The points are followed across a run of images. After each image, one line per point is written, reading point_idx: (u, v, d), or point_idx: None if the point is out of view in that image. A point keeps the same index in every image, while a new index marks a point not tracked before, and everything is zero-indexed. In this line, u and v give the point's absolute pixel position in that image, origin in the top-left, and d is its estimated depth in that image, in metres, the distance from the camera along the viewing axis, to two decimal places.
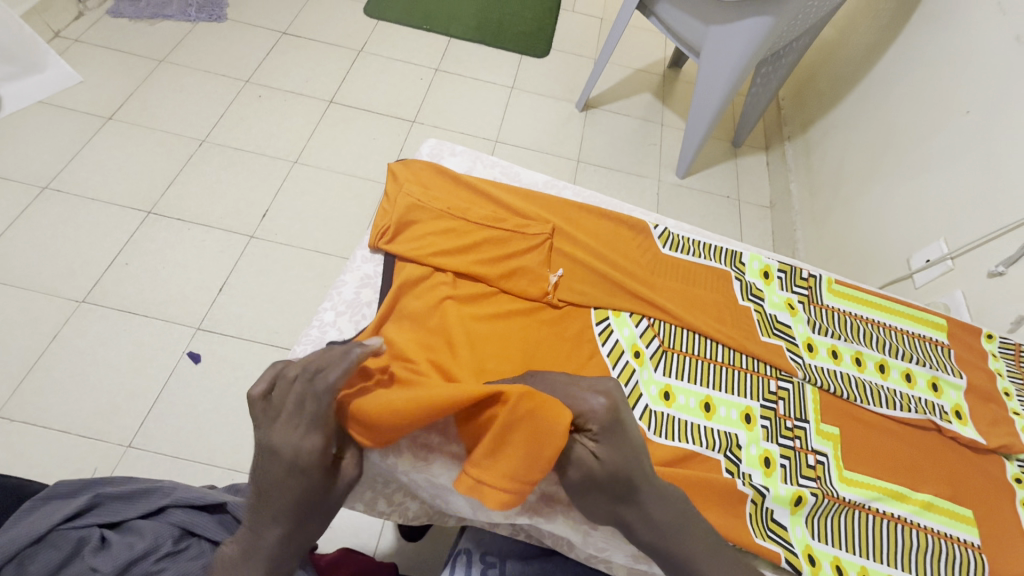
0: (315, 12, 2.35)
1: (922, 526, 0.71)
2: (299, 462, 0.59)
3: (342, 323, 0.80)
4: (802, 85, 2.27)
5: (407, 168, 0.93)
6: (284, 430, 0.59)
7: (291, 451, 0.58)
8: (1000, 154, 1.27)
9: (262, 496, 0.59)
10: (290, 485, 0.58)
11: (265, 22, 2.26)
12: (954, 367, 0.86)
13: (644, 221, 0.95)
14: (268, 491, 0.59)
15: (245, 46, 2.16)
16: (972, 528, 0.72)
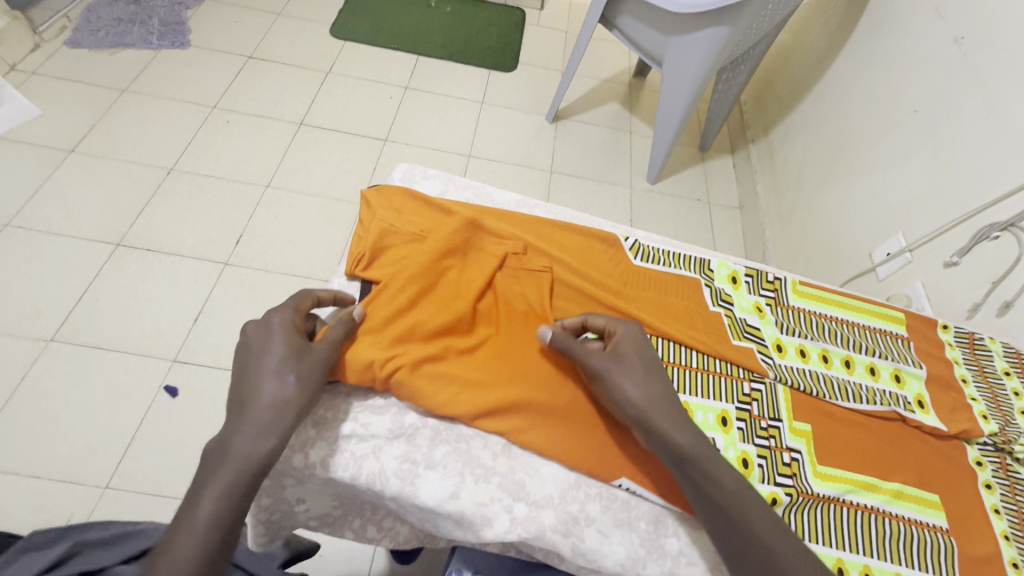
0: (280, 35, 2.35)
1: (893, 514, 0.74)
2: (294, 355, 0.64)
3: None
4: (761, 90, 2.36)
5: (379, 194, 0.93)
6: (287, 328, 0.67)
7: (276, 321, 0.67)
8: (947, 151, 1.34)
9: (244, 369, 0.63)
10: (266, 346, 0.64)
11: (229, 47, 2.24)
12: (914, 358, 0.90)
13: (614, 234, 0.98)
14: (248, 364, 0.64)
15: (210, 72, 2.14)
16: (940, 512, 0.75)
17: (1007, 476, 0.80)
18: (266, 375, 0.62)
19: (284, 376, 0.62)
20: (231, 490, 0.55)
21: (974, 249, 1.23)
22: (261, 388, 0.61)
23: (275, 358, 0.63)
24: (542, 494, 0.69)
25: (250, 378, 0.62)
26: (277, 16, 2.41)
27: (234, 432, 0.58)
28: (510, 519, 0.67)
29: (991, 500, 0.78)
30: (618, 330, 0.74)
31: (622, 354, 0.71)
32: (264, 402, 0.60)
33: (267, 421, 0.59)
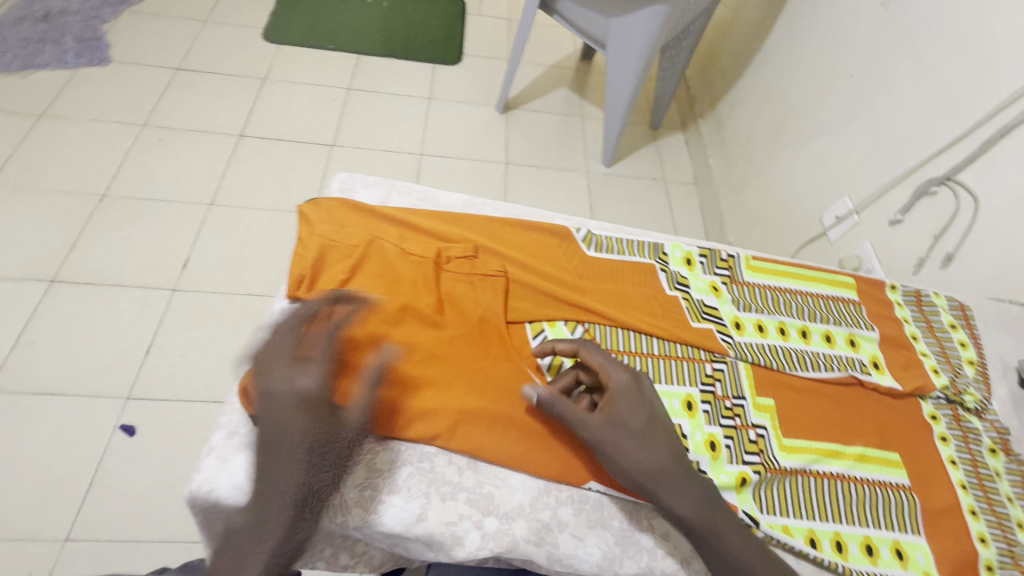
0: (209, 43, 2.22)
1: (858, 478, 0.76)
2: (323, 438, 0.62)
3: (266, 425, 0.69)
4: (705, 64, 2.38)
5: (318, 208, 0.89)
6: (316, 401, 0.62)
7: (303, 396, 0.62)
8: (883, 113, 1.38)
9: (270, 448, 0.60)
10: (297, 425, 0.60)
11: (154, 60, 2.11)
12: (866, 321, 0.92)
13: (565, 226, 0.96)
14: (275, 443, 0.60)
15: (136, 89, 2.01)
16: (901, 471, 0.77)
17: (960, 426, 0.83)
18: (295, 461, 0.59)
19: (314, 460, 0.60)
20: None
21: (916, 205, 1.27)
22: (291, 473, 0.59)
23: (307, 444, 0.60)
24: (512, 505, 0.67)
25: (281, 463, 0.59)
26: (204, 24, 2.28)
27: (264, 522, 0.57)
28: (481, 535, 0.65)
29: (947, 452, 0.80)
30: (612, 382, 0.67)
31: (617, 416, 0.65)
32: (296, 494, 0.58)
33: (295, 513, 0.58)
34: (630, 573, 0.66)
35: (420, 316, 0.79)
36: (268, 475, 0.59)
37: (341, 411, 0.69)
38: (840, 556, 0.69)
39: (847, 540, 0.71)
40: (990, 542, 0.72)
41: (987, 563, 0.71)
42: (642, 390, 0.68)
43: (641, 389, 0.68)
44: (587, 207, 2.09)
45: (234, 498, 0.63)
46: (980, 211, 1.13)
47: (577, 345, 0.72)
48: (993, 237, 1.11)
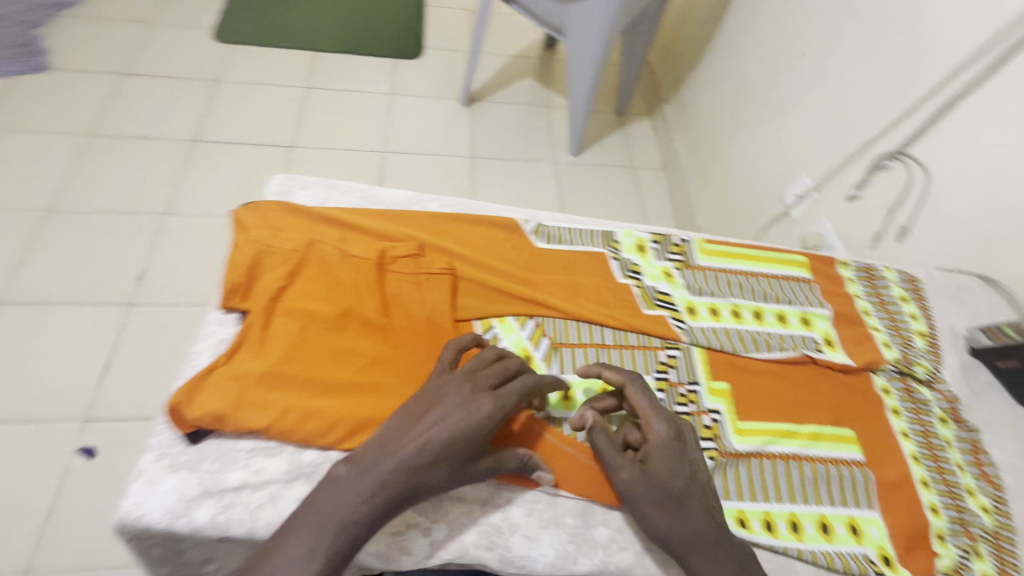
0: (156, 45, 2.13)
1: (812, 457, 0.75)
2: (462, 450, 0.61)
3: (207, 447, 0.66)
4: (666, 49, 2.36)
5: (254, 212, 0.84)
6: (486, 419, 0.62)
7: (472, 411, 0.62)
8: (836, 90, 1.38)
9: (411, 428, 0.61)
10: (453, 419, 0.61)
11: (97, 65, 2.02)
12: (818, 298, 0.92)
13: (513, 219, 0.93)
14: (424, 428, 0.61)
15: (80, 96, 1.92)
16: (855, 446, 0.77)
17: (912, 399, 0.83)
18: (422, 462, 0.59)
19: (433, 468, 0.59)
20: (330, 558, 0.54)
21: (871, 179, 1.27)
22: (410, 457, 0.59)
23: (444, 446, 0.60)
24: (461, 510, 0.66)
25: (416, 445, 0.60)
26: (149, 25, 2.19)
27: (360, 493, 0.57)
28: (430, 543, 0.63)
29: (899, 424, 0.80)
30: (653, 436, 0.66)
31: (652, 471, 0.63)
32: (404, 482, 0.58)
33: (389, 505, 0.57)
34: (584, 570, 0.65)
35: (365, 320, 0.77)
36: (384, 452, 0.60)
37: (278, 421, 0.66)
38: (796, 536, 0.69)
39: (802, 519, 0.71)
40: (941, 512, 0.73)
41: (939, 532, 0.72)
42: (682, 446, 0.65)
43: (682, 447, 0.65)
44: (555, 198, 2.07)
45: (165, 522, 0.60)
46: (931, 184, 1.14)
47: (622, 380, 0.71)
48: (944, 209, 1.13)
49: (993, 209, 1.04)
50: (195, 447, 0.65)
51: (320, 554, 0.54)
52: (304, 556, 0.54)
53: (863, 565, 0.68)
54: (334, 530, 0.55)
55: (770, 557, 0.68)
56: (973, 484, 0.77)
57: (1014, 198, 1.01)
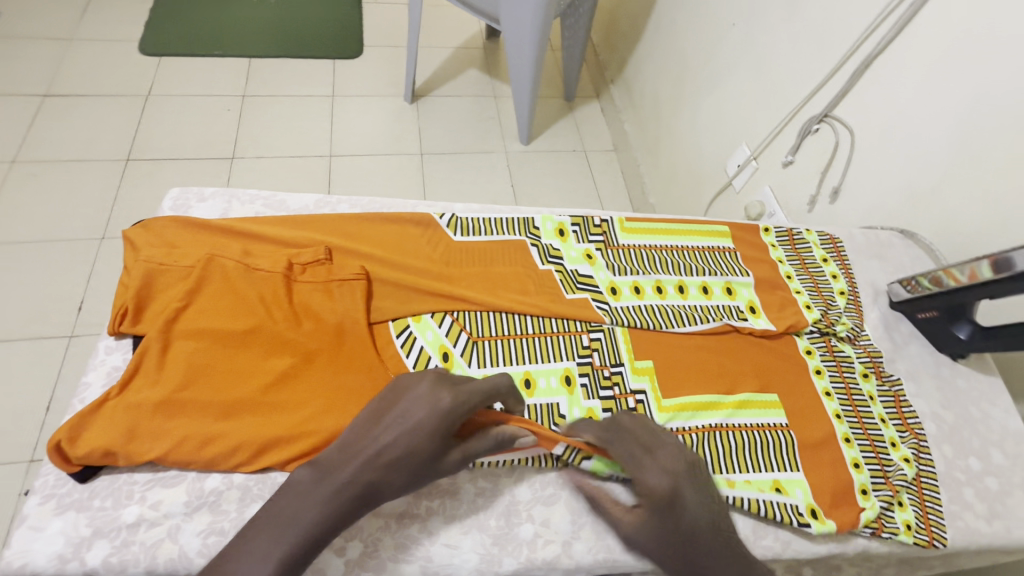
0: (79, 63, 2.02)
1: (738, 426, 0.75)
2: (426, 447, 0.59)
3: (100, 485, 0.63)
4: (608, 28, 2.32)
5: (147, 230, 0.81)
6: (446, 414, 0.60)
7: (437, 408, 0.60)
8: (765, 57, 1.38)
9: (377, 430, 0.59)
10: (416, 417, 0.59)
11: (17, 88, 1.91)
12: (741, 267, 0.92)
13: (428, 214, 0.91)
14: (390, 428, 0.59)
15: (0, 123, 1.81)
16: (779, 411, 0.77)
17: (834, 357, 0.84)
18: (385, 464, 0.57)
19: (393, 469, 0.57)
20: (287, 561, 0.52)
21: (803, 144, 1.28)
22: (375, 458, 0.57)
23: (410, 445, 0.58)
24: (376, 524, 0.63)
25: (382, 443, 0.58)
26: (70, 42, 2.06)
27: (318, 497, 0.55)
28: (344, 563, 0.61)
29: (822, 384, 0.81)
30: (647, 486, 0.62)
31: (649, 527, 0.61)
32: (368, 482, 0.57)
33: (350, 507, 0.56)
34: (509, 570, 0.63)
35: (271, 332, 0.73)
36: (343, 456, 0.58)
37: (173, 450, 0.63)
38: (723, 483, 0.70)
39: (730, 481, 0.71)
40: (864, 467, 0.74)
41: (862, 487, 0.73)
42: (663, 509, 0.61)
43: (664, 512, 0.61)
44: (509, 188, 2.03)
45: (53, 569, 0.58)
46: (857, 143, 1.15)
47: (602, 438, 0.66)
48: (870, 168, 1.13)
49: (914, 163, 1.05)
50: (88, 484, 0.63)
51: (275, 556, 0.52)
52: (260, 558, 0.52)
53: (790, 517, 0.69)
54: (292, 533, 0.53)
55: None
56: (896, 436, 0.78)
57: (931, 150, 1.01)
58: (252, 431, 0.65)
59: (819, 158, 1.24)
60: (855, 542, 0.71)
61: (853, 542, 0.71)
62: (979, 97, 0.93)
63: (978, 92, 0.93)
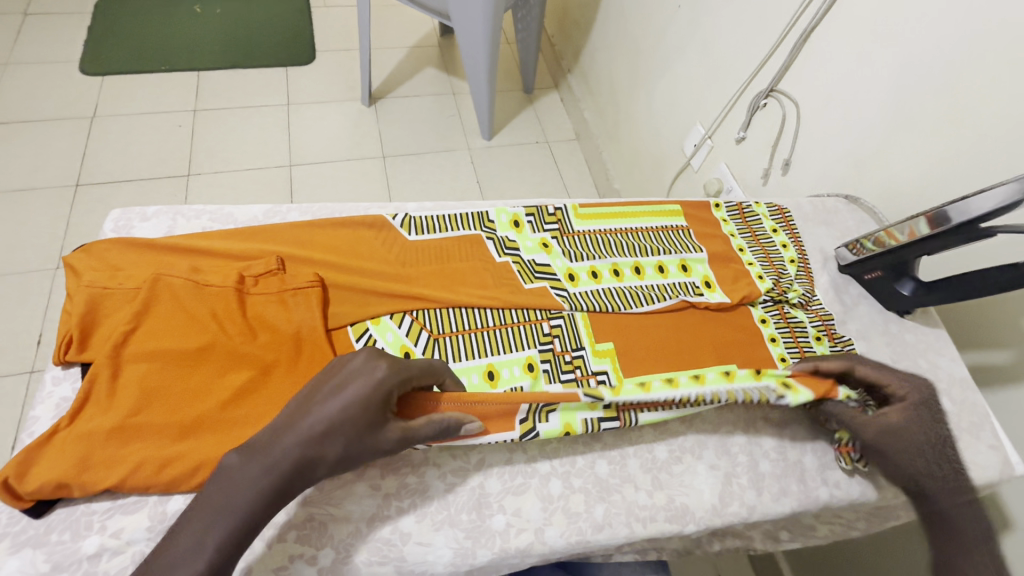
0: (17, 88, 1.93)
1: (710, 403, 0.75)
2: (360, 421, 0.58)
3: (56, 519, 0.62)
4: (561, 18, 2.32)
5: (88, 255, 0.79)
6: (381, 386, 0.60)
7: (374, 382, 0.59)
8: (711, 37, 1.40)
9: (311, 406, 0.58)
10: (352, 390, 0.58)
11: None
12: (694, 244, 0.95)
13: (380, 215, 0.90)
14: (323, 402, 0.58)
15: None
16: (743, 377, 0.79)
17: (787, 322, 0.87)
18: (317, 435, 0.56)
19: (330, 440, 0.57)
20: (224, 545, 0.51)
21: (753, 119, 1.30)
22: (306, 431, 0.56)
23: (343, 419, 0.57)
24: (347, 530, 0.63)
25: (312, 416, 0.57)
26: (5, 67, 1.98)
27: (252, 479, 0.53)
28: (317, 571, 0.61)
29: (777, 351, 0.84)
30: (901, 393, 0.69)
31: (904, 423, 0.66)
32: (301, 456, 0.55)
33: (285, 483, 0.54)
34: (483, 561, 0.64)
35: (225, 348, 0.72)
36: (276, 432, 0.56)
37: (130, 475, 0.62)
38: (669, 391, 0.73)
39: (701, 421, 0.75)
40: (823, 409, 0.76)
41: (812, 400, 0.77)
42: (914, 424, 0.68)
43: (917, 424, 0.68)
44: (475, 184, 2.03)
45: None
46: (802, 114, 1.17)
47: (847, 361, 0.75)
48: (814, 138, 1.15)
49: (855, 131, 1.07)
50: (42, 519, 0.61)
51: (210, 542, 0.50)
52: (193, 547, 0.50)
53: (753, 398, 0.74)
54: (227, 519, 0.51)
55: (666, 505, 0.69)
56: None
57: (868, 117, 1.04)
58: (212, 448, 0.64)
59: (769, 131, 1.27)
60: (817, 498, 0.74)
61: (814, 498, 0.73)
62: (908, 64, 0.95)
63: (906, 58, 0.95)
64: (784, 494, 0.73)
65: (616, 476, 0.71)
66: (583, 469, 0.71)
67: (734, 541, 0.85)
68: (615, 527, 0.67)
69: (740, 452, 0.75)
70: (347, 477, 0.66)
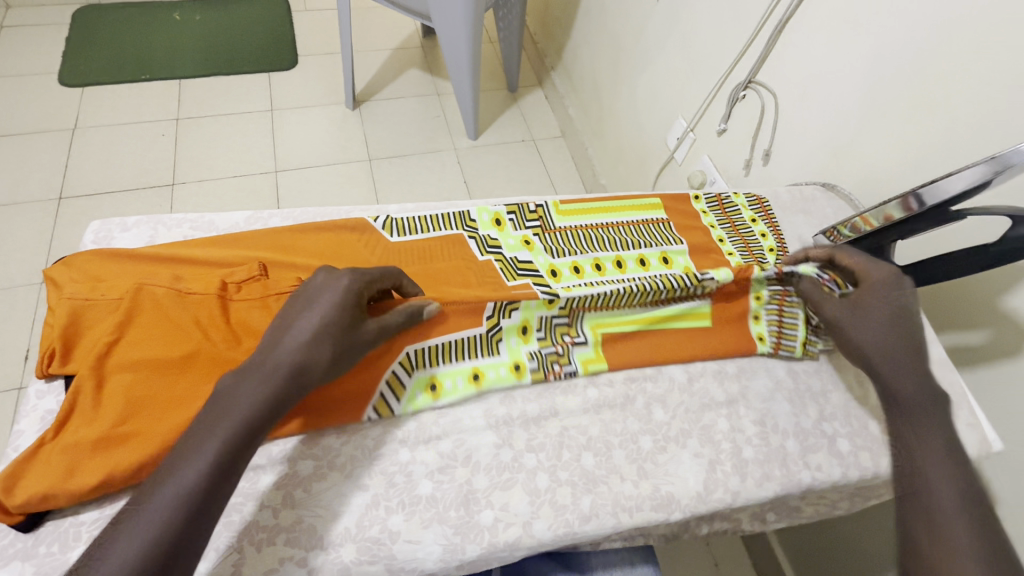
0: None
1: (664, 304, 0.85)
2: (340, 320, 0.64)
3: (43, 533, 0.62)
4: (542, 16, 2.33)
5: (68, 267, 0.78)
6: (349, 292, 0.66)
7: (342, 287, 0.66)
8: (689, 31, 1.41)
9: (287, 318, 0.63)
10: (328, 294, 0.65)
11: None
12: (674, 237, 0.96)
13: (362, 218, 0.91)
14: (302, 310, 0.64)
15: None
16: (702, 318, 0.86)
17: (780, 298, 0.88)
18: (309, 343, 0.61)
19: (318, 343, 0.62)
20: (233, 439, 0.55)
21: (733, 110, 1.31)
22: (294, 339, 0.61)
23: (320, 319, 0.63)
24: (336, 531, 0.64)
25: (296, 325, 0.62)
26: None
27: (248, 391, 0.57)
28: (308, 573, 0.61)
29: (757, 329, 0.87)
30: (867, 276, 0.77)
31: (862, 302, 0.75)
32: (293, 362, 0.60)
33: (283, 390, 0.59)
34: (473, 556, 0.64)
35: (211, 355, 0.72)
36: (268, 345, 0.61)
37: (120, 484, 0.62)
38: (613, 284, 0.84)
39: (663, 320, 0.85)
40: (762, 319, 0.87)
41: (755, 313, 0.88)
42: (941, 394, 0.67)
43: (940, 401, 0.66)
44: (462, 184, 2.03)
45: None
46: (779, 105, 1.18)
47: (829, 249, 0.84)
48: (793, 127, 1.17)
49: (831, 119, 1.08)
50: (32, 534, 0.62)
51: (211, 445, 0.54)
52: (197, 452, 0.54)
53: (697, 286, 0.83)
54: (227, 428, 0.55)
55: (651, 494, 0.70)
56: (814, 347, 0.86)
57: (844, 105, 1.05)
58: None
59: (748, 122, 1.28)
60: (801, 481, 0.75)
61: (797, 482, 0.75)
62: (880, 52, 0.96)
63: (877, 47, 0.96)
64: (768, 479, 0.74)
65: (602, 468, 0.72)
66: (569, 462, 0.72)
67: (724, 527, 0.86)
68: (602, 518, 0.68)
69: (723, 439, 0.76)
70: (336, 479, 0.67)
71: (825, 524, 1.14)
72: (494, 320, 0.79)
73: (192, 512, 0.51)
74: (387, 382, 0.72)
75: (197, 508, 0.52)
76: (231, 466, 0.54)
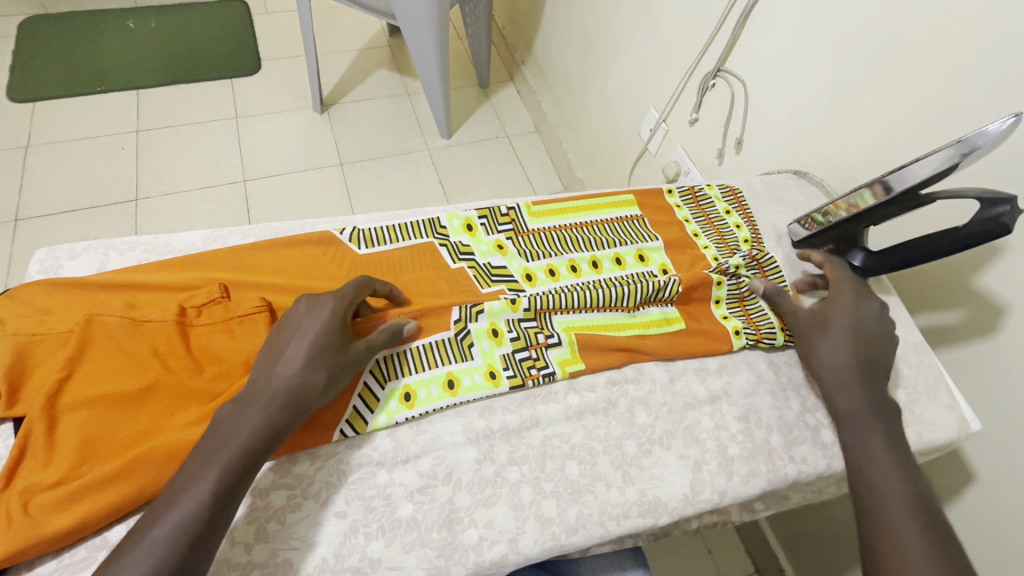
0: None
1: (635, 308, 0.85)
2: (329, 346, 0.63)
3: None
4: (510, 10, 2.29)
5: (13, 301, 0.74)
6: (332, 317, 0.65)
7: (325, 314, 0.65)
8: (657, 21, 1.40)
9: (275, 346, 0.63)
10: (313, 320, 0.64)
11: None
12: (649, 233, 0.95)
13: (327, 231, 0.88)
14: (289, 337, 0.63)
15: None
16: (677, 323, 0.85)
17: (740, 289, 0.89)
18: (306, 369, 0.61)
19: (312, 367, 0.61)
20: (233, 467, 0.55)
21: (703, 100, 1.30)
22: (290, 366, 0.61)
23: (310, 349, 0.62)
24: (314, 563, 0.61)
25: (289, 351, 0.62)
26: None
27: (249, 418, 0.57)
28: None
29: (732, 324, 0.86)
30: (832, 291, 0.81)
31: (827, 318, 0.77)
32: (293, 390, 0.60)
33: (282, 416, 0.58)
34: None
35: (172, 385, 0.68)
36: (265, 370, 0.61)
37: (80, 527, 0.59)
38: (575, 275, 0.87)
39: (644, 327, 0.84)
40: (742, 333, 0.84)
41: (717, 299, 0.89)
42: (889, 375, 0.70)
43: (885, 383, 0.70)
44: (437, 185, 1.99)
45: None
46: (748, 92, 1.18)
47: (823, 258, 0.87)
48: (763, 115, 1.16)
49: (799, 107, 1.08)
50: None
51: (208, 475, 0.53)
52: (192, 479, 0.53)
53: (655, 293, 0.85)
54: (225, 458, 0.55)
55: (638, 500, 0.69)
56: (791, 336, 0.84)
57: (812, 93, 1.05)
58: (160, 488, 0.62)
59: (719, 111, 1.27)
60: (787, 475, 0.75)
61: (782, 475, 0.74)
62: (843, 38, 0.96)
63: (842, 32, 0.96)
64: (754, 475, 0.73)
65: (587, 476, 0.71)
66: (553, 472, 0.70)
67: (715, 520, 0.84)
68: (589, 528, 0.67)
69: (708, 438, 0.75)
70: (311, 508, 0.64)
71: (817, 510, 1.15)
72: (460, 325, 0.77)
73: (191, 543, 0.51)
74: (360, 395, 0.70)
75: (193, 541, 0.51)
76: (232, 494, 0.54)
